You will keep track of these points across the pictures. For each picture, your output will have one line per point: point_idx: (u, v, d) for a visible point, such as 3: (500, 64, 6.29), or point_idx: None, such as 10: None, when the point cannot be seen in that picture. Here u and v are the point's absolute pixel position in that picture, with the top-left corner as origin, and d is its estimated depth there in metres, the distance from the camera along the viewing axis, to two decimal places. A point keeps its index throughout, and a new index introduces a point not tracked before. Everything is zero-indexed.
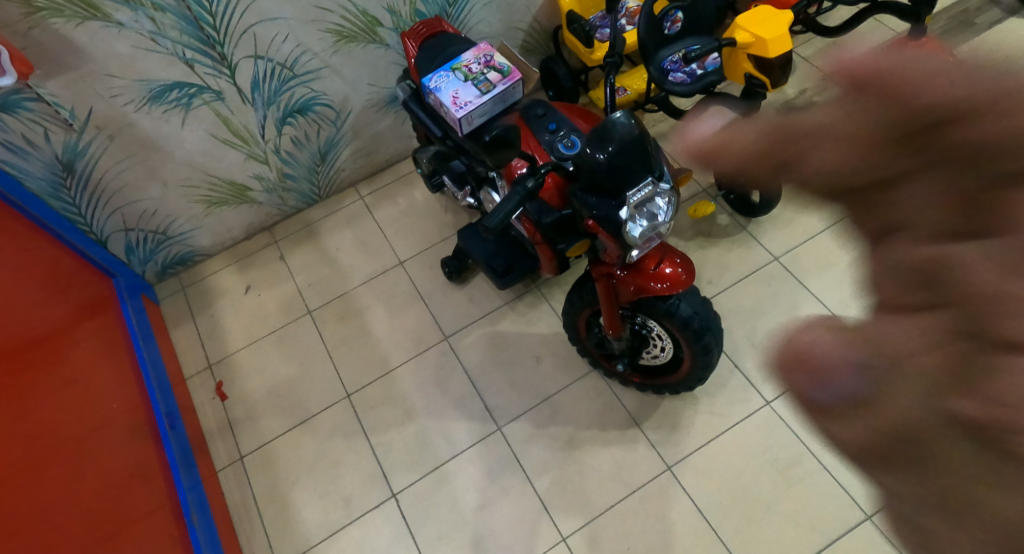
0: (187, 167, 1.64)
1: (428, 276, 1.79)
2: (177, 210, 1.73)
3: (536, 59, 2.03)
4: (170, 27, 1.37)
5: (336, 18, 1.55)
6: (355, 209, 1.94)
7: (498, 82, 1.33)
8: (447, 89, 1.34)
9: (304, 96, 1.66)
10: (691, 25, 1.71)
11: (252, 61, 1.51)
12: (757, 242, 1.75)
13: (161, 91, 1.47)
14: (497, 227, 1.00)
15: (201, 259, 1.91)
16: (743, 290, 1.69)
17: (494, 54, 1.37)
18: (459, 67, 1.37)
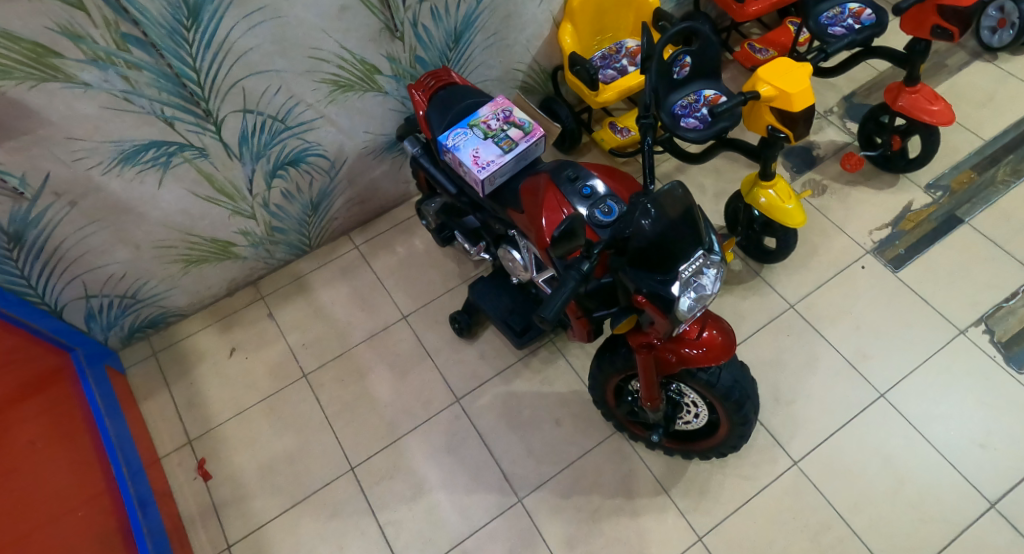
0: (163, 228, 1.52)
1: (433, 332, 1.68)
2: (149, 272, 1.60)
3: (535, 99, 1.91)
4: (146, 85, 1.26)
5: (333, 68, 1.44)
6: (349, 259, 1.82)
7: (521, 139, 1.26)
8: (466, 147, 1.26)
9: (297, 147, 1.55)
10: (700, 69, 1.65)
11: (240, 115, 1.41)
12: (773, 290, 1.72)
13: (134, 151, 1.35)
14: (554, 316, 0.91)
15: (175, 320, 1.77)
16: (761, 341, 1.65)
17: (513, 109, 1.29)
18: (477, 123, 1.28)
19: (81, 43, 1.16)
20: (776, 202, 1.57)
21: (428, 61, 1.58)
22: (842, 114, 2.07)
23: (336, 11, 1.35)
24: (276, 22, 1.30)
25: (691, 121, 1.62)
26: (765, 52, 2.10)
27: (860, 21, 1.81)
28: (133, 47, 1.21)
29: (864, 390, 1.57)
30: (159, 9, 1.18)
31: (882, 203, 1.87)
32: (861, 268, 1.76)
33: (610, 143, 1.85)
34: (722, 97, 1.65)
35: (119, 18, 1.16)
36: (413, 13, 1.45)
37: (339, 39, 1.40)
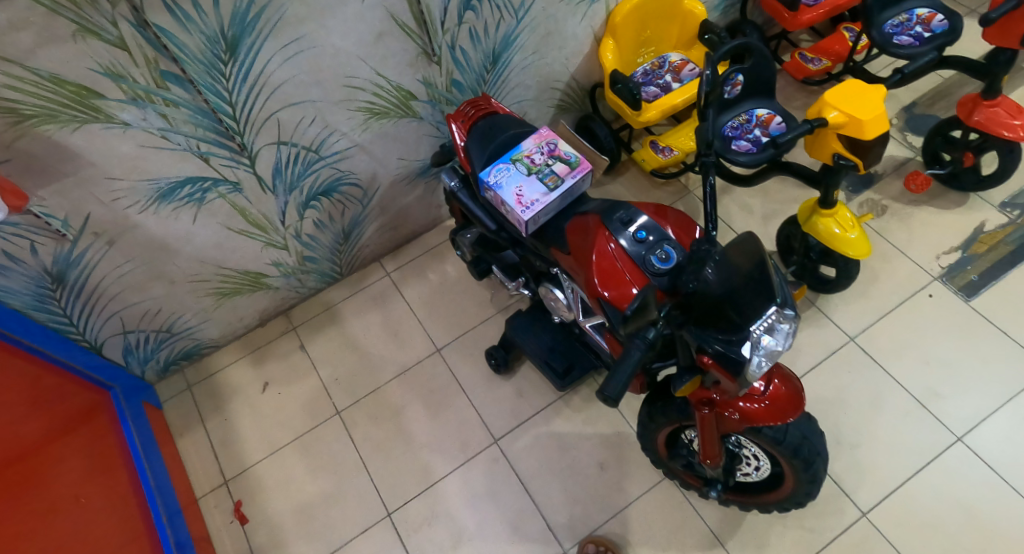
0: (198, 263, 1.47)
1: (468, 367, 1.60)
2: (184, 306, 1.55)
3: (569, 116, 1.81)
4: (183, 122, 1.20)
5: (368, 95, 1.37)
6: (380, 287, 1.75)
7: (567, 175, 1.18)
8: (509, 185, 1.18)
9: (329, 177, 1.48)
10: (754, 86, 1.54)
11: (274, 147, 1.34)
12: (830, 320, 1.61)
13: (170, 189, 1.29)
14: (617, 394, 0.85)
15: (208, 352, 1.72)
16: (821, 378, 1.54)
17: (558, 141, 1.21)
18: (520, 157, 1.20)
19: (121, 82, 1.10)
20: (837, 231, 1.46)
21: (464, 84, 1.49)
22: (902, 126, 1.94)
23: (373, 38, 1.27)
24: (314, 51, 1.23)
25: (743, 143, 1.53)
26: (817, 61, 1.98)
27: (931, 28, 1.70)
28: (171, 84, 1.14)
29: (939, 433, 1.45)
30: (198, 44, 1.11)
31: (950, 224, 1.73)
32: (928, 295, 1.63)
33: (651, 164, 1.75)
34: (777, 116, 1.54)
35: (159, 55, 1.10)
36: (451, 36, 1.37)
37: (376, 66, 1.32)
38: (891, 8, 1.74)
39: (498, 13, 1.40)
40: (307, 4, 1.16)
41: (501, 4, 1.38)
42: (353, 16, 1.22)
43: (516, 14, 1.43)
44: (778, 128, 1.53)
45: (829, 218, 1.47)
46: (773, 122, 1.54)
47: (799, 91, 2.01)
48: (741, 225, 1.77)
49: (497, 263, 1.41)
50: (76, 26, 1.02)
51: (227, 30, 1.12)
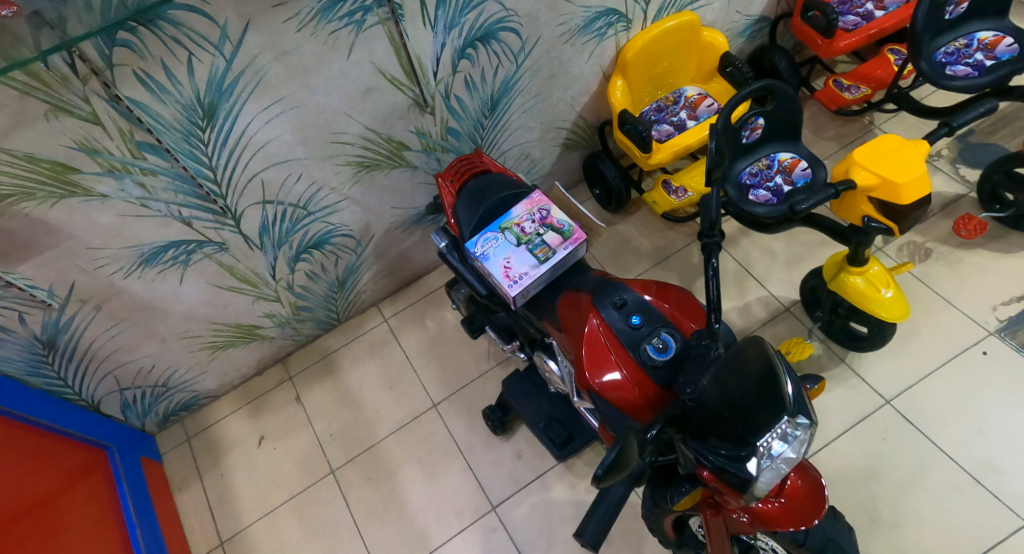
0: (187, 319, 1.42)
1: (465, 426, 1.53)
2: (178, 361, 1.50)
3: (577, 154, 1.70)
4: (163, 189, 1.15)
5: (357, 149, 1.29)
6: (378, 334, 1.68)
7: (559, 246, 1.08)
8: (496, 257, 1.09)
9: (319, 231, 1.41)
10: (774, 129, 1.43)
11: (260, 207, 1.28)
12: (865, 382, 1.51)
13: (154, 254, 1.25)
14: (594, 539, 0.79)
15: (206, 402, 1.67)
16: (850, 445, 1.45)
17: (551, 208, 1.11)
18: (509, 225, 1.11)
19: (97, 155, 1.06)
20: (869, 290, 1.35)
21: (462, 132, 1.40)
22: (953, 157, 1.80)
23: (361, 93, 1.20)
24: (297, 111, 1.16)
25: (761, 192, 1.42)
26: (855, 88, 1.85)
27: (995, 54, 1.59)
28: (148, 153, 1.10)
29: (1000, 514, 1.35)
30: (173, 114, 1.06)
31: (1006, 269, 1.61)
32: (982, 352, 1.51)
33: (662, 207, 1.63)
34: (801, 162, 1.43)
35: (134, 127, 1.05)
36: (445, 85, 1.29)
37: (365, 121, 1.25)
38: (946, 34, 1.62)
39: (497, 59, 1.31)
40: (288, 65, 1.10)
41: (498, 49, 1.30)
42: (338, 73, 1.15)
43: (516, 59, 1.34)
44: (801, 175, 1.42)
45: (859, 275, 1.36)
46: (797, 167, 1.43)
47: (833, 122, 1.92)
48: (762, 271, 1.65)
49: (493, 324, 1.31)
50: (49, 105, 0.98)
51: (203, 97, 1.07)
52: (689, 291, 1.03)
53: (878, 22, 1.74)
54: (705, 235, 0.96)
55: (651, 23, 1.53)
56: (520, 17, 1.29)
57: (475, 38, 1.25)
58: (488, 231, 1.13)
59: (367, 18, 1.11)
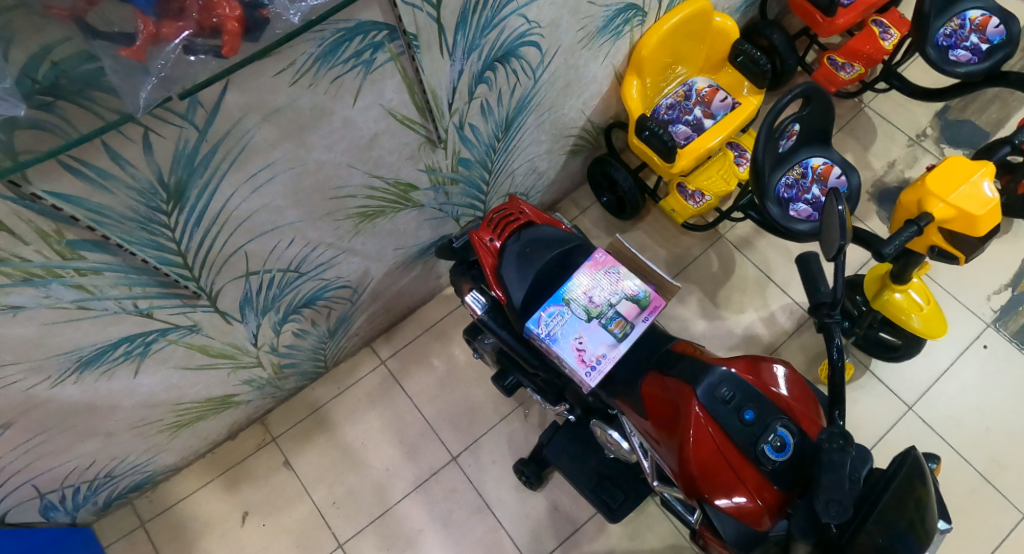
0: (146, 408, 1.26)
1: (494, 480, 1.43)
2: (127, 449, 1.33)
3: (581, 158, 1.53)
4: (110, 287, 0.93)
5: (361, 200, 1.09)
6: (375, 381, 1.52)
7: (636, 318, 0.94)
8: (565, 337, 0.93)
9: (313, 288, 1.23)
10: (808, 135, 1.34)
11: (242, 280, 1.10)
12: (885, 386, 1.48)
13: (98, 354, 1.05)
14: None
15: (163, 479, 1.50)
16: (878, 458, 1.42)
17: (620, 271, 0.96)
18: (575, 296, 0.95)
19: (4, 266, 0.80)
20: (909, 307, 1.30)
21: (473, 160, 1.20)
22: (937, 137, 1.77)
23: (366, 141, 0.99)
24: (293, 172, 0.95)
25: (800, 207, 1.35)
26: (848, 67, 1.72)
27: (987, 37, 1.48)
28: (85, 251, 0.86)
29: (1005, 513, 1.37)
30: (124, 202, 0.82)
31: (1001, 254, 1.59)
32: (982, 346, 1.50)
33: (681, 213, 1.52)
34: (835, 168, 1.36)
35: (62, 226, 0.80)
36: (459, 114, 1.08)
37: (369, 168, 1.04)
38: (942, 14, 1.50)
39: (515, 78, 1.11)
40: (278, 124, 0.87)
41: (518, 66, 1.09)
42: (339, 124, 0.93)
43: (534, 74, 1.14)
44: (836, 184, 1.36)
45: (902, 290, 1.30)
46: (831, 173, 1.36)
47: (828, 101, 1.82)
48: (782, 277, 1.56)
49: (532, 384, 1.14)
50: None
51: (166, 177, 0.83)
52: (787, 364, 0.94)
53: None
54: (827, 312, 0.86)
55: (662, 14, 1.33)
56: (543, 28, 1.07)
57: (495, 59, 1.04)
58: (549, 303, 0.96)
59: (377, 55, 0.88)
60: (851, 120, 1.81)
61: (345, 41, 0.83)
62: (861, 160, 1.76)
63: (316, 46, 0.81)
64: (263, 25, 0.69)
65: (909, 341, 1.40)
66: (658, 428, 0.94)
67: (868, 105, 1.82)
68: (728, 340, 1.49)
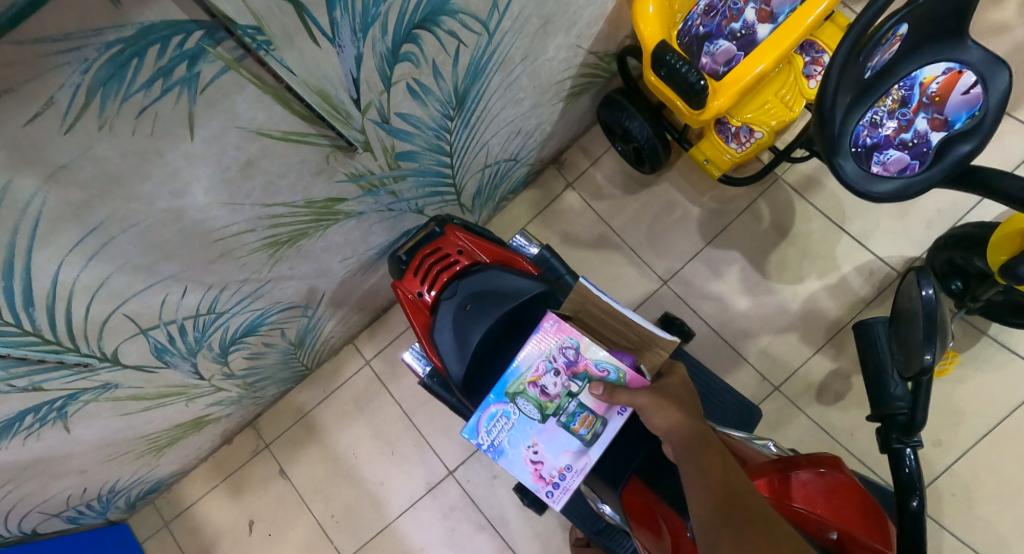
0: (107, 447, 1.06)
1: (498, 491, 1.27)
2: (115, 474, 1.15)
3: (588, 96, 1.18)
4: None
5: (264, 231, 0.82)
6: (362, 383, 1.34)
7: (608, 412, 0.78)
8: (516, 447, 0.80)
9: (244, 321, 1.00)
10: (921, 38, 0.78)
11: (140, 337, 0.86)
12: (1012, 354, 1.16)
13: (3, 428, 0.83)
14: None
15: (174, 481, 1.35)
16: (995, 453, 1.13)
17: (577, 343, 0.79)
18: (521, 389, 0.80)
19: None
20: None
21: (419, 150, 0.89)
22: None
23: (238, 171, 0.70)
24: (137, 228, 0.69)
25: (894, 153, 0.91)
26: None
27: None
28: None
29: None
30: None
31: None
32: None
33: (718, 165, 1.17)
34: (963, 75, 0.84)
35: None
36: (376, 108, 0.76)
37: (260, 200, 0.76)
38: None
39: (454, 41, 0.76)
40: (76, 184, 0.60)
41: (455, 26, 0.74)
42: (183, 162, 0.65)
43: (486, 27, 0.78)
44: (961, 104, 0.86)
45: None
46: (957, 84, 0.86)
47: None
48: (859, 227, 1.22)
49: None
50: None
51: None
52: (835, 468, 0.72)
53: None
54: (897, 438, 0.74)
55: None
56: None
57: (413, 25, 0.70)
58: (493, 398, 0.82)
59: (198, 69, 0.57)
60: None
61: (131, 59, 0.53)
62: None
63: (80, 73, 0.52)
64: None
65: None
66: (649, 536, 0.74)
67: None
68: (780, 321, 1.21)
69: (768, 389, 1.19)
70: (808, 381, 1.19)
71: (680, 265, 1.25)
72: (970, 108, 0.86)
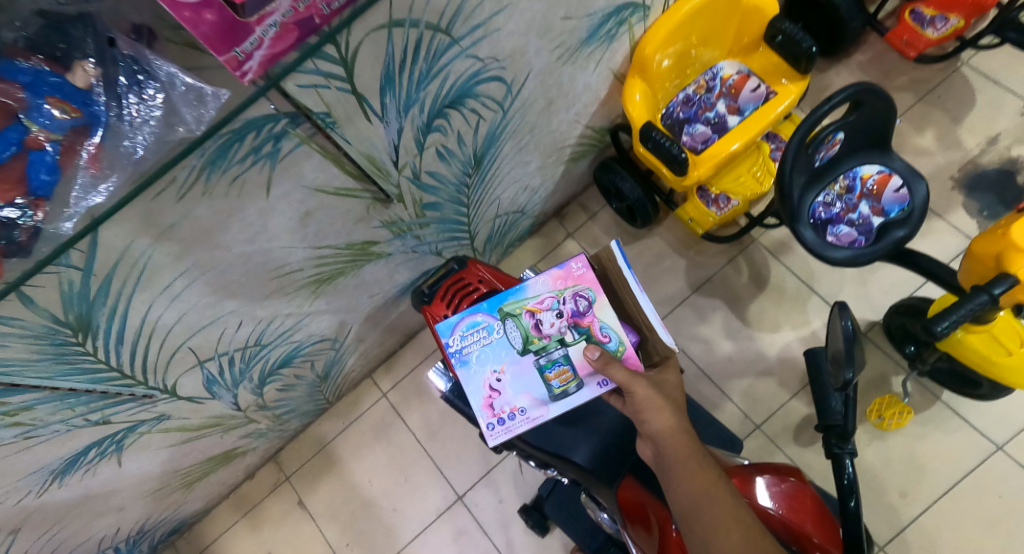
0: (147, 481, 1.16)
1: (502, 523, 1.38)
2: (149, 512, 1.26)
3: (586, 160, 1.35)
4: (52, 415, 0.85)
5: (310, 269, 0.97)
6: (378, 414, 1.48)
7: (586, 375, 0.92)
8: (484, 366, 0.94)
9: (282, 353, 1.13)
10: (854, 143, 1.13)
11: (197, 369, 1.00)
12: (968, 423, 1.31)
13: (70, 462, 0.96)
14: None
15: (196, 520, 1.46)
16: (954, 509, 1.27)
17: (591, 300, 0.94)
18: (518, 313, 0.94)
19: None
20: (987, 351, 1.14)
21: (442, 201, 1.05)
22: None
23: (299, 219, 0.86)
24: (210, 273, 0.84)
25: (843, 230, 1.19)
26: (940, 20, 1.42)
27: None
28: (8, 396, 0.78)
29: None
30: (25, 349, 0.74)
31: None
32: None
33: (700, 223, 1.34)
34: (893, 177, 1.15)
35: None
36: (411, 167, 0.92)
37: (310, 243, 0.92)
38: None
39: (476, 116, 0.93)
40: (176, 239, 0.75)
41: (477, 105, 0.92)
42: (256, 215, 0.80)
43: (502, 105, 0.96)
44: (894, 200, 1.16)
45: (980, 336, 1.14)
46: (888, 184, 1.16)
47: (904, 66, 1.49)
48: (828, 284, 1.39)
49: (531, 449, 0.96)
50: None
51: (63, 316, 0.73)
52: (800, 479, 0.86)
53: None
54: (836, 444, 0.86)
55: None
56: (506, 59, 0.89)
57: (445, 106, 0.87)
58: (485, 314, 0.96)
59: (281, 144, 0.73)
60: (938, 85, 1.47)
61: (233, 144, 0.68)
62: (945, 140, 1.44)
63: (199, 157, 0.66)
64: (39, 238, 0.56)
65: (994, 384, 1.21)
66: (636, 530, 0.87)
67: (965, 63, 1.48)
68: (759, 365, 1.36)
69: (750, 426, 1.33)
70: (786, 421, 1.32)
71: (671, 307, 1.40)
72: (901, 204, 1.16)
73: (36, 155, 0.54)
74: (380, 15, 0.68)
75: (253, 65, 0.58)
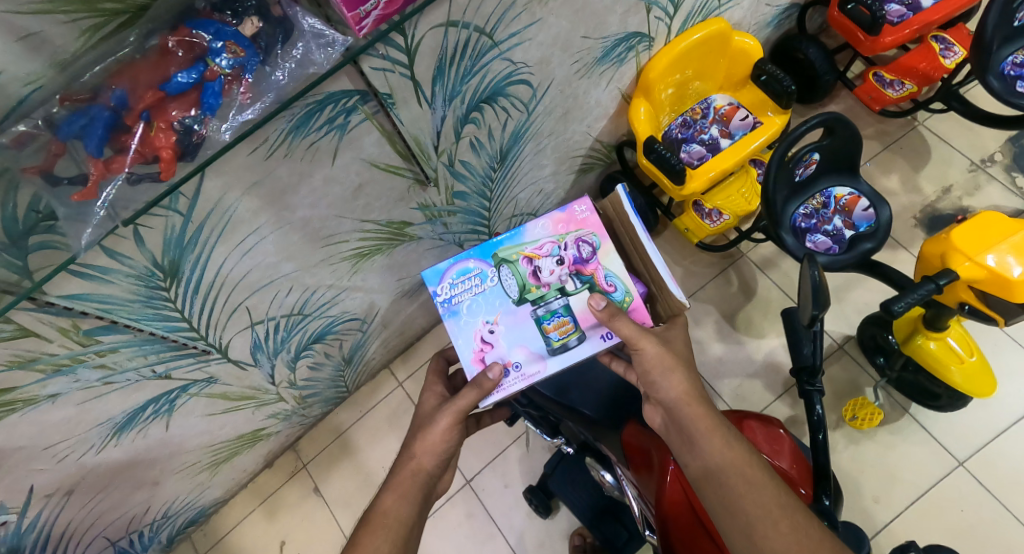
0: (184, 454, 1.24)
1: (503, 512, 1.47)
2: (178, 492, 1.34)
3: (594, 175, 1.51)
4: (128, 360, 0.95)
5: (354, 242, 1.11)
6: (394, 402, 1.59)
7: (589, 328, 0.99)
8: (476, 319, 1.01)
9: (319, 326, 1.24)
10: (829, 163, 1.29)
11: (248, 331, 1.10)
12: (930, 434, 1.40)
13: (129, 417, 1.05)
14: None
15: (213, 511, 1.53)
16: (922, 519, 1.35)
17: (588, 247, 1.01)
18: (514, 260, 1.02)
19: (35, 363, 0.86)
20: (943, 355, 1.28)
21: (469, 192, 1.20)
22: (1009, 164, 1.59)
23: (352, 192, 1.00)
24: (277, 233, 0.96)
25: (819, 238, 1.29)
26: (898, 84, 1.58)
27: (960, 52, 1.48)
28: (102, 335, 0.89)
29: None
30: (126, 289, 0.85)
31: None
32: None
33: (696, 231, 1.49)
34: (862, 199, 1.29)
35: (78, 320, 0.84)
36: (448, 154, 1.07)
37: (359, 215, 1.06)
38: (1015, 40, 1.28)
39: (505, 113, 1.09)
40: (260, 196, 0.88)
41: (507, 104, 1.08)
42: (323, 181, 0.94)
43: (526, 107, 1.12)
44: (863, 217, 1.28)
45: (936, 340, 1.28)
46: (857, 206, 1.29)
47: (870, 118, 1.68)
48: None
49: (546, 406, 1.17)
50: None
51: (160, 259, 0.85)
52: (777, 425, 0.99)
53: (925, 15, 1.44)
54: (807, 381, 1.01)
55: (675, 35, 1.31)
56: (533, 65, 1.06)
57: (481, 100, 1.03)
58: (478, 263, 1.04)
59: (351, 118, 0.88)
60: (900, 138, 1.65)
61: (313, 114, 0.83)
62: (908, 184, 1.61)
63: (288, 121, 0.81)
64: (195, 148, 0.69)
65: (952, 392, 1.32)
66: (639, 474, 1.01)
67: (922, 124, 1.66)
68: (747, 367, 1.48)
69: None
70: None
71: None
72: (870, 219, 1.28)
73: (210, 84, 0.67)
74: (439, 15, 0.85)
75: (369, 23, 0.72)
